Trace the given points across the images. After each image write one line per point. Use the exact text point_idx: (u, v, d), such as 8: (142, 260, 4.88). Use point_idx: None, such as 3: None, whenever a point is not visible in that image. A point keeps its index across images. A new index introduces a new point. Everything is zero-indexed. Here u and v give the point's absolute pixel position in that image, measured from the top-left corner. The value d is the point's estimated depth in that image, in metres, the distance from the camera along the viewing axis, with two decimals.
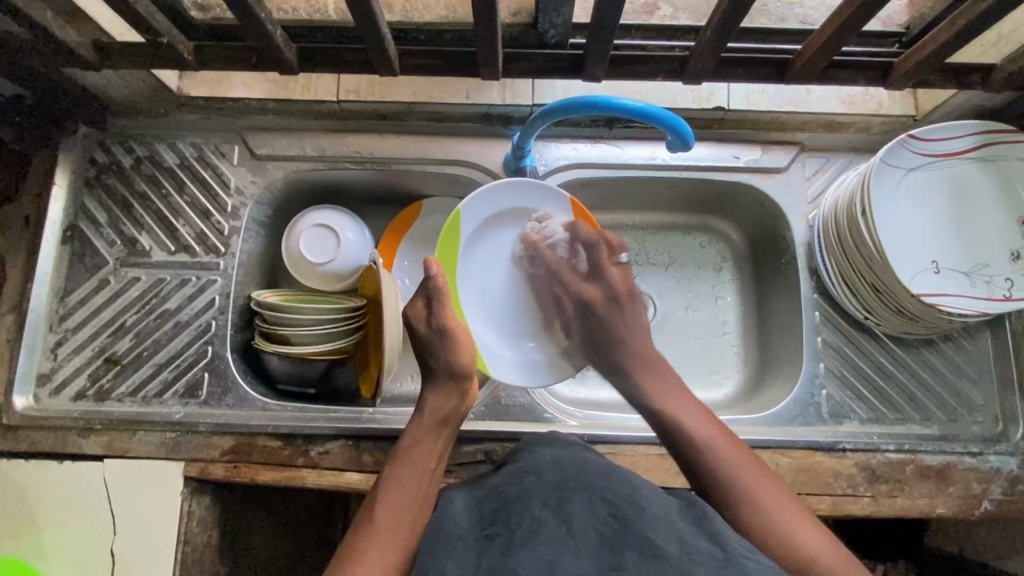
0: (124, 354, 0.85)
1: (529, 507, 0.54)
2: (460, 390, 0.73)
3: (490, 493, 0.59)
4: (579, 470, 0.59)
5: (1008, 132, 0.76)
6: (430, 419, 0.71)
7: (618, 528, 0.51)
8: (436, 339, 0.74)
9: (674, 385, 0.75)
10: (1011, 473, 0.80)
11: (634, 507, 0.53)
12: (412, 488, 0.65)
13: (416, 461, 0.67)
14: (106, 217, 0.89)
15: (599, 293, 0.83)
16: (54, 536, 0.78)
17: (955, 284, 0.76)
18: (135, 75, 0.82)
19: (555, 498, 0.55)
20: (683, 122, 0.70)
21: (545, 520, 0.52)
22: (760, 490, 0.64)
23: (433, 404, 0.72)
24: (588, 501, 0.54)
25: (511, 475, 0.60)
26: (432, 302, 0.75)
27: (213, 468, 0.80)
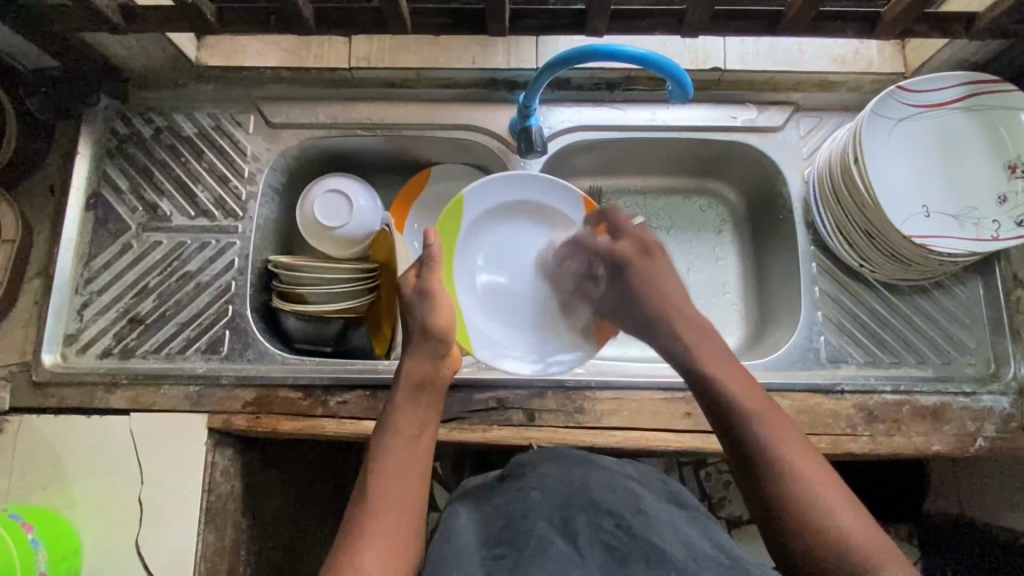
0: (147, 314, 0.89)
1: (535, 527, 0.61)
2: (433, 352, 0.75)
3: (495, 510, 0.66)
4: (581, 482, 0.66)
5: (992, 82, 0.79)
6: (410, 387, 0.73)
7: (623, 537, 0.60)
8: (417, 297, 0.77)
9: (711, 346, 0.73)
10: (1003, 411, 0.83)
11: (638, 517, 0.61)
12: (405, 459, 0.67)
13: (402, 434, 0.69)
14: (128, 184, 0.92)
15: (632, 249, 0.82)
16: (83, 486, 0.81)
17: (944, 226, 0.79)
18: (157, 43, 0.85)
19: (560, 516, 0.62)
20: (683, 72, 0.73)
21: (553, 537, 0.60)
22: (801, 459, 0.62)
23: (409, 370, 0.74)
24: (594, 515, 0.62)
25: (514, 492, 0.66)
26: (424, 267, 0.78)
27: (235, 419, 0.83)
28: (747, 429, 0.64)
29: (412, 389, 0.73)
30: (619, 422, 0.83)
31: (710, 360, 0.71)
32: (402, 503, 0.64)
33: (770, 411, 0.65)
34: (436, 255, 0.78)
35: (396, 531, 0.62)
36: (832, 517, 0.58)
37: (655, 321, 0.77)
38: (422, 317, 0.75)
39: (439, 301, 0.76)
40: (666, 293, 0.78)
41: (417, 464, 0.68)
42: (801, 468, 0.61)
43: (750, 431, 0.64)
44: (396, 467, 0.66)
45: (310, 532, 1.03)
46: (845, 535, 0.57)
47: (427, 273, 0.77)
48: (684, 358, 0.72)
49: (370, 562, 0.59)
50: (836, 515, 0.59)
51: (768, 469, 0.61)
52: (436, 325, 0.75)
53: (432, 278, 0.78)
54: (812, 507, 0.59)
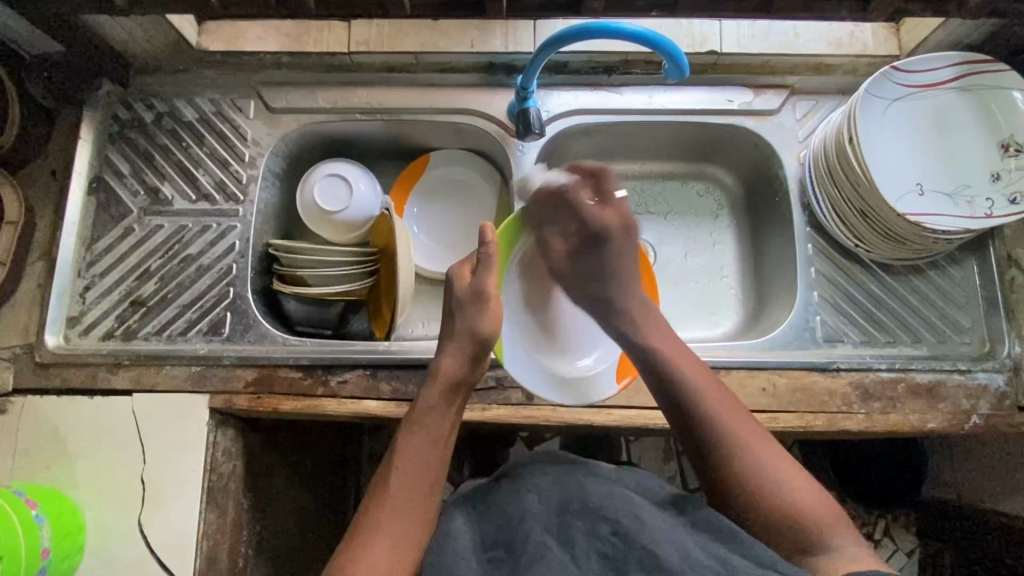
0: (149, 297, 0.89)
1: (531, 532, 0.60)
2: (471, 357, 0.73)
3: (492, 514, 0.66)
4: (580, 489, 0.65)
5: (985, 62, 0.80)
6: (441, 387, 0.72)
7: (620, 546, 0.57)
8: (468, 299, 0.75)
9: (659, 324, 0.77)
10: (998, 389, 0.84)
11: (636, 523, 0.59)
12: (424, 459, 0.68)
13: (426, 433, 0.69)
14: (130, 168, 0.93)
15: (615, 220, 0.82)
16: (86, 466, 0.82)
17: (938, 205, 0.80)
18: (157, 27, 0.86)
19: (557, 522, 0.61)
20: (679, 50, 0.74)
21: (547, 543, 0.59)
22: (750, 437, 0.66)
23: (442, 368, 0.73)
24: (590, 523, 0.60)
25: (512, 495, 0.66)
26: (480, 266, 0.76)
27: (236, 399, 0.84)
28: (697, 414, 0.68)
29: (442, 390, 0.72)
30: (616, 400, 0.84)
31: (660, 342, 0.75)
32: (415, 502, 0.65)
33: (719, 392, 0.70)
34: (494, 255, 0.76)
35: (407, 531, 0.63)
36: (783, 491, 0.63)
37: (610, 302, 0.79)
38: (471, 319, 0.73)
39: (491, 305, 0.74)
40: (615, 269, 0.80)
41: (436, 467, 0.68)
42: (751, 447, 0.65)
43: (704, 415, 0.67)
44: (414, 467, 0.67)
45: (311, 515, 1.04)
46: (798, 510, 0.61)
47: (482, 273, 0.75)
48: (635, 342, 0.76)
49: (378, 554, 0.60)
50: (785, 485, 0.63)
51: (717, 452, 0.66)
52: (485, 330, 0.74)
53: (488, 277, 0.75)
54: (763, 483, 0.63)
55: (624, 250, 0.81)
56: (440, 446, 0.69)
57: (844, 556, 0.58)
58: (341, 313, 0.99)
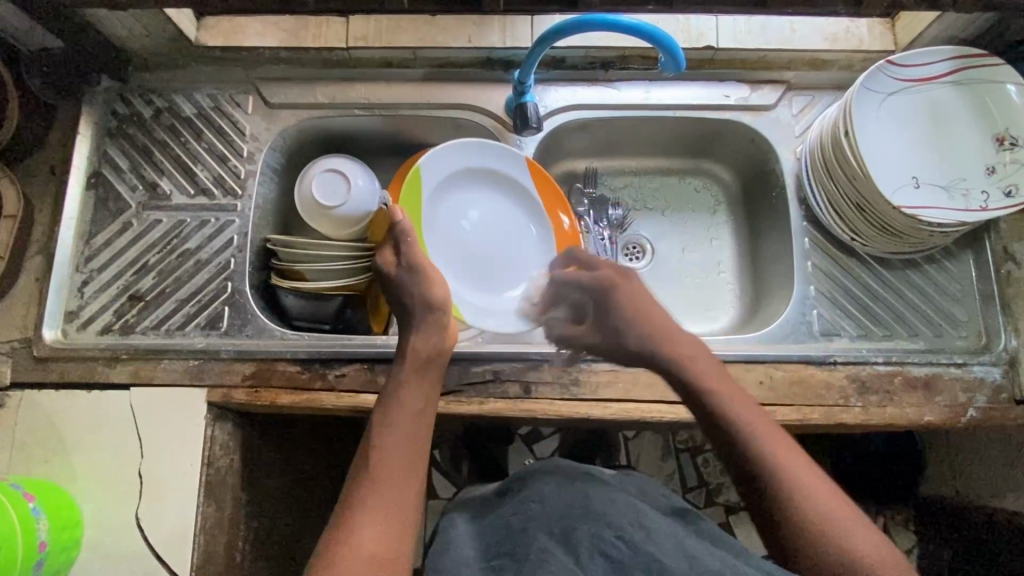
0: (147, 291, 0.90)
1: (535, 537, 0.61)
2: (437, 327, 0.76)
3: (498, 525, 0.66)
4: (584, 497, 0.65)
5: (979, 56, 0.81)
6: (412, 361, 0.73)
7: (624, 550, 0.58)
8: (407, 274, 0.77)
9: (710, 364, 0.72)
10: (994, 382, 0.84)
11: (639, 529, 0.60)
12: (403, 435, 0.67)
13: (404, 408, 0.69)
14: (128, 164, 0.93)
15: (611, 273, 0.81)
16: (83, 460, 0.82)
17: (934, 197, 0.80)
18: (155, 23, 0.86)
19: (560, 527, 0.62)
20: (676, 43, 0.75)
21: (551, 547, 0.59)
22: (818, 491, 0.61)
23: (414, 347, 0.74)
24: (594, 526, 0.61)
25: (517, 506, 0.67)
26: (401, 246, 0.78)
27: (234, 393, 0.84)
28: (761, 466, 0.63)
29: (414, 366, 0.73)
30: (613, 394, 0.84)
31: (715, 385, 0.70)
32: (396, 479, 0.64)
33: (782, 440, 0.65)
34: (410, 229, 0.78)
35: (390, 510, 0.62)
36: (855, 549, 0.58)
37: (633, 351, 0.77)
38: (421, 291, 0.76)
39: (431, 273, 0.77)
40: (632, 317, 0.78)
41: (417, 444, 0.67)
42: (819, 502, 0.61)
43: (767, 466, 0.63)
44: (394, 443, 0.66)
45: (308, 512, 1.04)
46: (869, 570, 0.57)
47: (405, 251, 0.77)
48: (688, 385, 0.71)
49: (364, 535, 0.59)
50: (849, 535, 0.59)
51: (786, 507, 0.61)
52: (436, 297, 0.77)
53: (415, 252, 0.78)
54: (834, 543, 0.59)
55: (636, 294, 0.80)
56: (419, 422, 0.69)
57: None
58: (340, 308, 0.96)
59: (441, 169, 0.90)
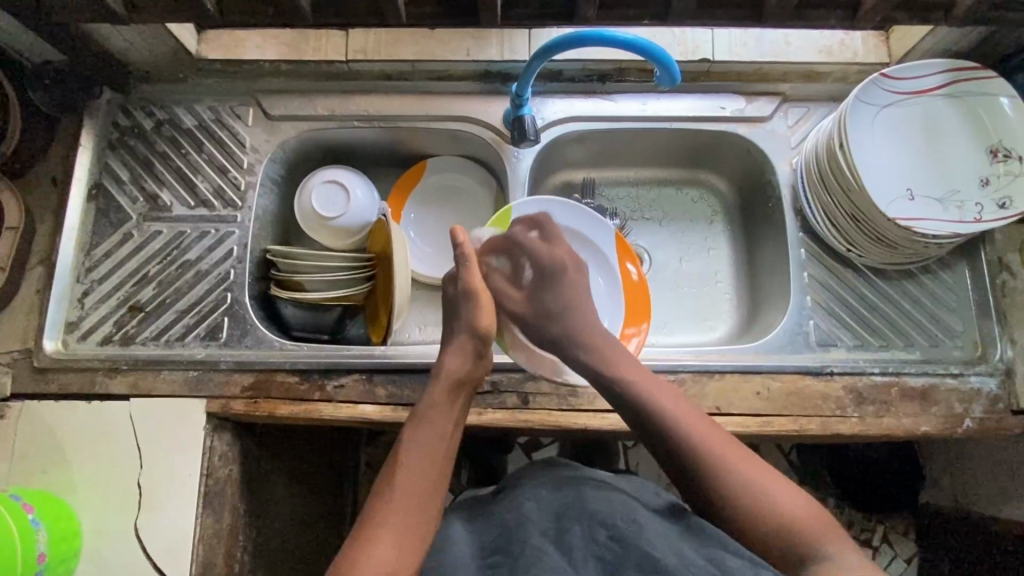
0: (147, 302, 0.90)
1: (528, 533, 0.61)
2: (473, 352, 0.76)
3: (491, 524, 0.67)
4: (577, 499, 0.67)
5: (972, 69, 0.82)
6: (447, 385, 0.74)
7: (617, 548, 0.59)
8: (462, 299, 0.78)
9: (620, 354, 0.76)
10: (991, 392, 0.85)
11: (632, 528, 0.61)
12: (433, 453, 0.68)
13: (433, 430, 0.70)
14: (129, 175, 0.94)
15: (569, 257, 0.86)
16: (83, 471, 0.82)
17: (929, 209, 0.81)
18: (157, 37, 0.87)
19: (555, 527, 0.63)
20: (670, 57, 0.76)
21: (545, 547, 0.59)
22: (727, 453, 0.65)
23: (448, 366, 0.75)
24: (589, 527, 0.62)
25: (511, 505, 0.68)
26: (459, 267, 0.79)
27: (233, 404, 0.84)
28: (663, 424, 0.68)
29: (449, 386, 0.74)
30: (612, 404, 0.84)
31: (625, 369, 0.74)
32: (424, 494, 0.65)
33: (687, 410, 0.69)
34: (470, 253, 0.80)
35: (414, 523, 0.63)
36: (770, 502, 0.62)
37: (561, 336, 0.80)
38: (468, 318, 0.77)
39: (482, 301, 0.78)
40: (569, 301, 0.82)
41: (445, 461, 0.68)
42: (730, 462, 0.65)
43: (677, 436, 0.67)
44: (424, 459, 0.67)
45: (307, 522, 1.04)
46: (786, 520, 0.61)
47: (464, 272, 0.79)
48: (597, 372, 0.75)
49: (386, 550, 0.60)
50: (768, 494, 0.63)
51: (701, 470, 0.65)
52: (482, 325, 0.77)
53: (472, 276, 0.79)
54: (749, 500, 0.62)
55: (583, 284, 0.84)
56: (445, 446, 0.69)
57: (833, 562, 0.58)
58: (340, 318, 0.99)
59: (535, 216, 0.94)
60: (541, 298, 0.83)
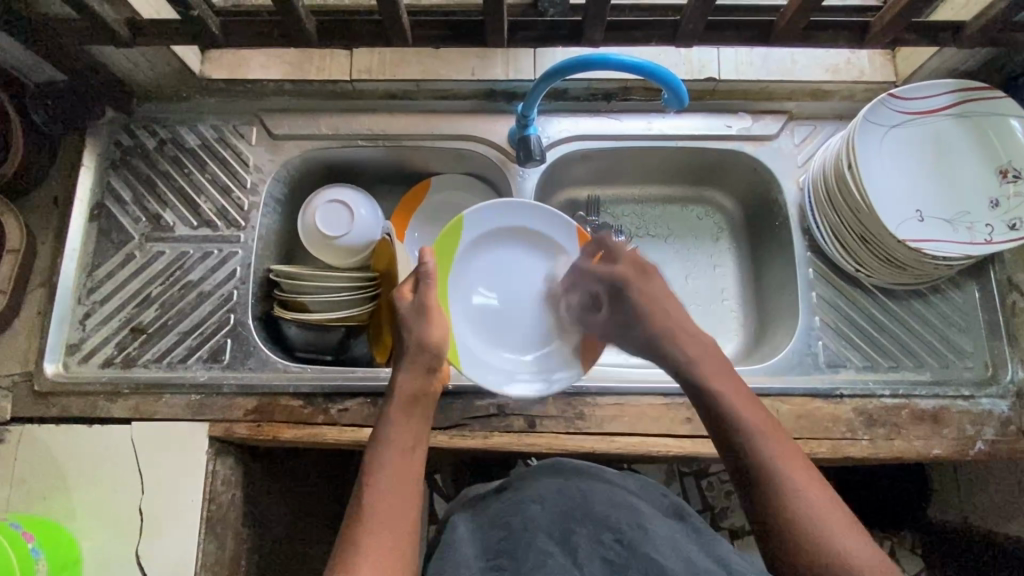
0: (149, 324, 0.89)
1: (535, 539, 0.63)
2: (426, 367, 0.74)
3: (492, 521, 0.68)
4: (583, 498, 0.68)
5: (981, 89, 0.81)
6: (402, 401, 0.72)
7: (624, 552, 0.62)
8: (412, 314, 0.75)
9: (720, 365, 0.72)
10: (1002, 414, 0.84)
11: (638, 532, 0.63)
12: (397, 472, 0.66)
13: (395, 447, 0.68)
14: (131, 196, 0.94)
15: (629, 271, 0.82)
16: (84, 497, 0.81)
17: (938, 230, 0.80)
18: (161, 58, 0.87)
19: (561, 529, 0.65)
20: (678, 79, 0.75)
21: (551, 551, 0.62)
22: (808, 484, 0.60)
23: (400, 385, 0.73)
24: (594, 530, 0.65)
25: (513, 504, 0.68)
26: (419, 284, 0.77)
27: (236, 427, 0.83)
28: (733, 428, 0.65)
29: (403, 404, 0.72)
30: (620, 428, 0.83)
31: (720, 381, 0.70)
32: (398, 518, 0.63)
33: (771, 428, 0.65)
34: (433, 272, 0.76)
35: (393, 549, 0.61)
36: (824, 535, 0.58)
37: (649, 343, 0.77)
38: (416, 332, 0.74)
39: (435, 316, 0.75)
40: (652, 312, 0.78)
41: (411, 481, 0.66)
42: (799, 485, 0.60)
43: (755, 449, 0.63)
44: (390, 482, 0.65)
45: (311, 544, 1.02)
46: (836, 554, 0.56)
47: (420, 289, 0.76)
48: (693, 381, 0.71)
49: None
50: (839, 536, 0.57)
51: (769, 488, 0.60)
52: (432, 338, 0.75)
53: (427, 294, 0.76)
54: (806, 528, 0.58)
55: (660, 291, 0.80)
56: (410, 460, 0.68)
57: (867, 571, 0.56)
58: (342, 339, 0.96)
59: (482, 226, 0.86)
60: (619, 306, 0.82)
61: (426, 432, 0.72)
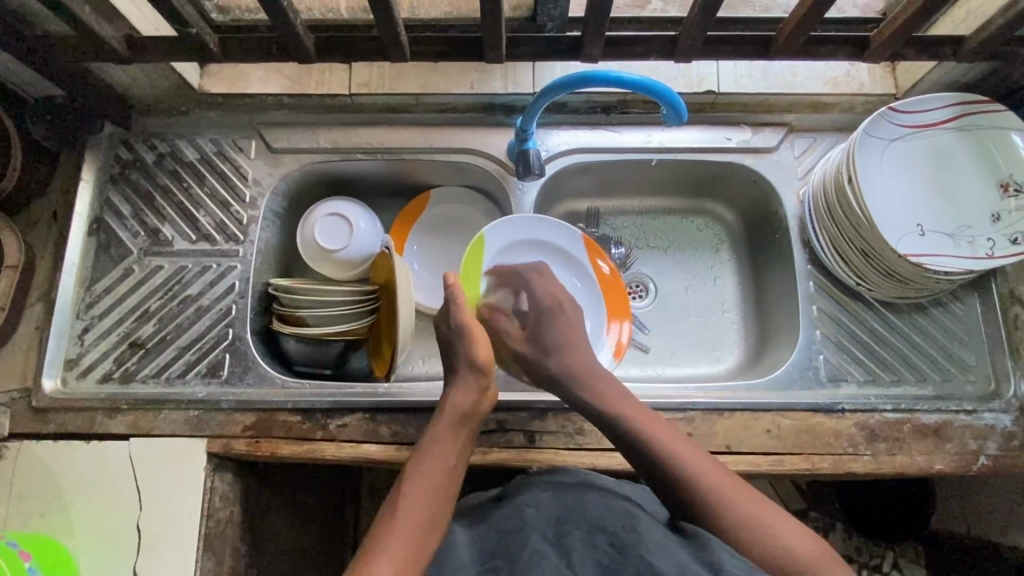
0: (148, 339, 0.89)
1: (528, 539, 0.59)
2: (477, 385, 0.76)
3: (489, 528, 0.64)
4: (579, 502, 0.65)
5: (981, 102, 0.81)
6: (451, 416, 0.74)
7: (617, 556, 0.58)
8: (455, 337, 0.79)
9: (612, 384, 0.77)
10: (1005, 429, 0.83)
11: (633, 535, 0.59)
12: (434, 479, 0.68)
13: (437, 456, 0.70)
14: (130, 210, 0.93)
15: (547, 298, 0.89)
16: (82, 513, 0.80)
17: (939, 245, 0.80)
18: (160, 72, 0.87)
19: (555, 532, 0.61)
20: (676, 95, 0.75)
21: (545, 551, 0.58)
22: (728, 489, 0.66)
23: (453, 400, 0.76)
24: (588, 532, 0.60)
25: (512, 510, 0.65)
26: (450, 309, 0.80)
27: (235, 443, 0.83)
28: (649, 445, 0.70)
29: (452, 417, 0.74)
30: None
31: (622, 407, 0.74)
32: (428, 524, 0.64)
33: (678, 442, 0.70)
34: (460, 295, 0.80)
35: (420, 544, 0.62)
36: (776, 538, 0.62)
37: (554, 376, 0.80)
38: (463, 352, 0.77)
39: (477, 336, 0.78)
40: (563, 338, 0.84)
41: (448, 490, 0.68)
42: (726, 492, 0.66)
43: (675, 466, 0.68)
44: (429, 481, 0.68)
45: (310, 558, 1.02)
46: (791, 553, 0.61)
47: (455, 313, 0.79)
48: (589, 408, 0.76)
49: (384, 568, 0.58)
50: (771, 531, 0.63)
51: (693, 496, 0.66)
52: (479, 358, 0.77)
53: (462, 316, 0.79)
54: (753, 528, 0.63)
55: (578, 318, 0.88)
56: (450, 473, 0.70)
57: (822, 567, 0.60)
58: (342, 351, 0.96)
59: (507, 236, 0.94)
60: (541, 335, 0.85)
61: (468, 451, 0.74)
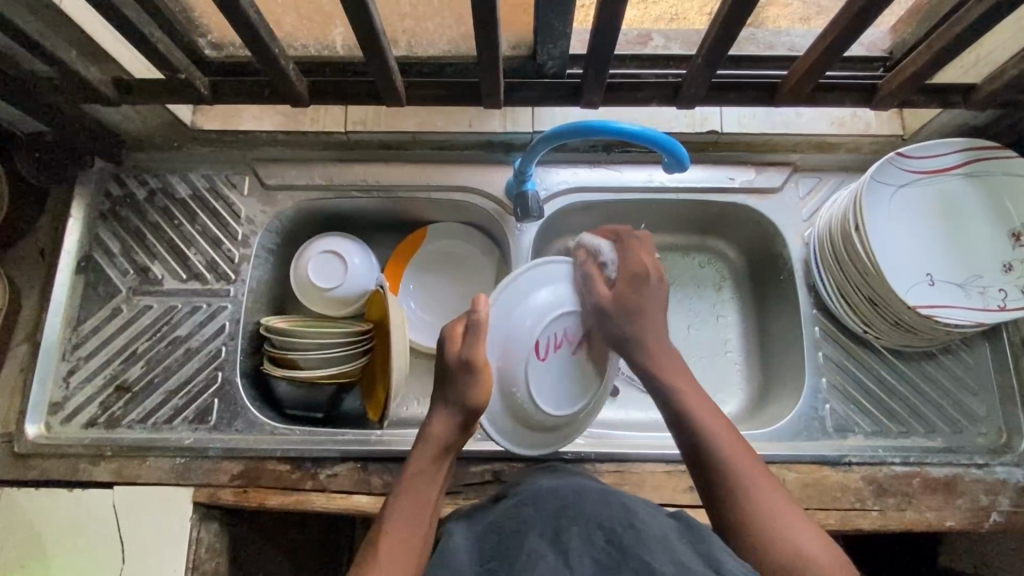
0: (135, 381, 0.87)
1: (526, 541, 0.53)
2: (463, 422, 0.68)
3: (488, 526, 0.59)
4: (576, 495, 0.58)
5: (994, 149, 0.79)
6: (433, 446, 0.68)
7: (616, 553, 0.51)
8: (463, 372, 0.67)
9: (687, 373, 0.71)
10: (1018, 484, 0.80)
11: (631, 531, 0.53)
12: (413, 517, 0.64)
13: (415, 492, 0.66)
14: (119, 247, 0.91)
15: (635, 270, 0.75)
16: (62, 565, 0.78)
17: (949, 296, 0.78)
18: (151, 111, 0.85)
19: (553, 528, 0.54)
20: (677, 143, 0.73)
21: (542, 551, 0.52)
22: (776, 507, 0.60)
23: (434, 427, 0.69)
24: (585, 529, 0.53)
25: (509, 509, 0.60)
26: (471, 335, 0.68)
27: (222, 493, 0.81)
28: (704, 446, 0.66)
29: (428, 455, 0.68)
30: None
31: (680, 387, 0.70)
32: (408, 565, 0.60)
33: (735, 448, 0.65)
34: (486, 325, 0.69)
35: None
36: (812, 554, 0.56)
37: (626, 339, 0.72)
38: (465, 391, 0.67)
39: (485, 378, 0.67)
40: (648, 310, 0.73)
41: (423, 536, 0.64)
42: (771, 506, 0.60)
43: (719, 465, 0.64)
44: (406, 533, 0.62)
45: None
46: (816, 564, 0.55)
47: (473, 343, 0.67)
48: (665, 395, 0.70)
49: None
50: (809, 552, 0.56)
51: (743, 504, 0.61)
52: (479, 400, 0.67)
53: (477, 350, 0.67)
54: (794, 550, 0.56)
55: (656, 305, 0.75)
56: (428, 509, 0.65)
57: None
58: (334, 394, 0.93)
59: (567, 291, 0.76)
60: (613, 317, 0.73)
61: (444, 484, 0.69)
